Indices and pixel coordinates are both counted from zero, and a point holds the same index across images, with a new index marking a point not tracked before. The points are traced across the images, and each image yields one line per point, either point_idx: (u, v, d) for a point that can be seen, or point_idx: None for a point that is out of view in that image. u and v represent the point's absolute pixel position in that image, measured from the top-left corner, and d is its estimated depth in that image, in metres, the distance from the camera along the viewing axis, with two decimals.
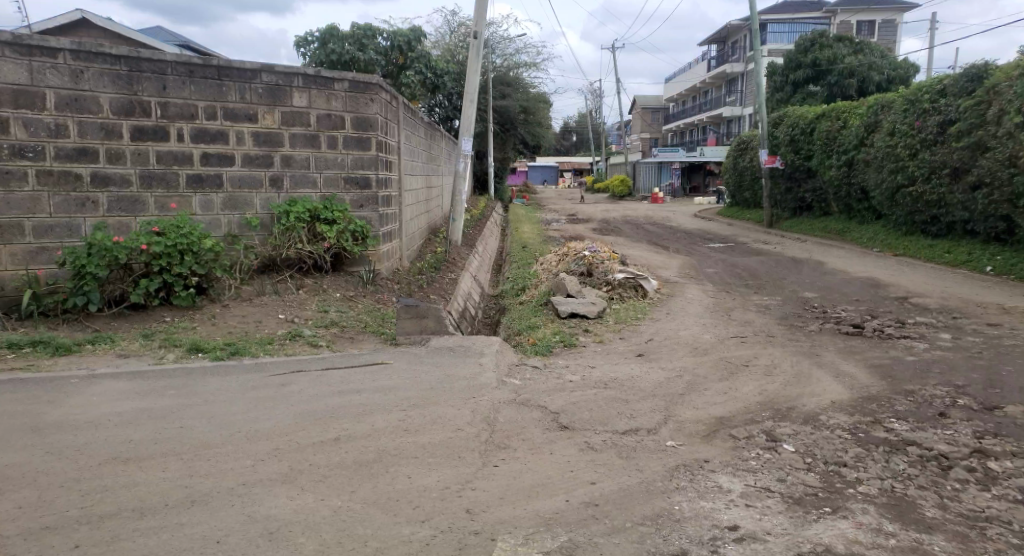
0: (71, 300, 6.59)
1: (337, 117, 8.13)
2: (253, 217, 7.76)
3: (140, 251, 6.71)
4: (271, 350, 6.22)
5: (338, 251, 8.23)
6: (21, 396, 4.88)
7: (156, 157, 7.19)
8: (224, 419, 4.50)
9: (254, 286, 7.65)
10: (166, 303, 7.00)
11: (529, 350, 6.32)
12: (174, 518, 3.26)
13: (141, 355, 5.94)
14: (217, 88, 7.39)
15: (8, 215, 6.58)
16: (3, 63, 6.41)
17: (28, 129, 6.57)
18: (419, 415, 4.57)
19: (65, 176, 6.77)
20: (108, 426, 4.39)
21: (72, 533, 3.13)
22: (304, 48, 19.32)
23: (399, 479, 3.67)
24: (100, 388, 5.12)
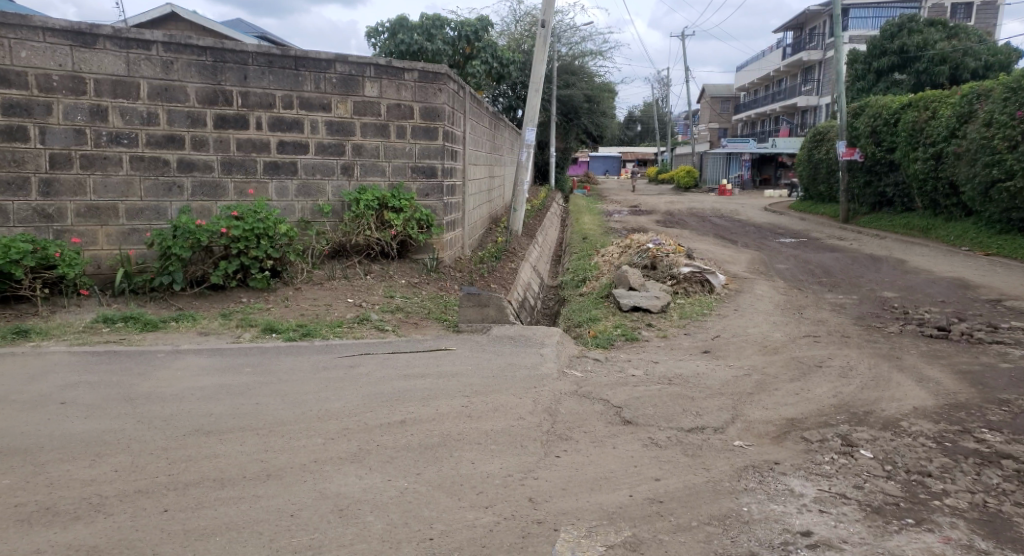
0: (158, 278, 6.92)
1: (407, 106, 8.25)
2: (324, 204, 7.98)
3: (220, 235, 6.97)
4: (340, 332, 6.39)
5: (403, 238, 8.37)
6: (116, 368, 5.16)
7: (236, 144, 7.45)
8: (298, 398, 4.66)
9: (325, 270, 7.89)
10: (243, 285, 7.27)
11: (589, 342, 6.29)
12: (252, 490, 3.40)
13: (220, 334, 6.19)
14: (295, 78, 7.60)
15: (105, 198, 6.94)
16: (103, 54, 6.74)
17: (124, 118, 6.91)
18: (482, 402, 4.62)
19: (155, 162, 7.10)
20: (191, 399, 4.60)
21: (162, 497, 3.30)
22: (374, 39, 19.64)
23: (462, 464, 3.72)
24: (184, 363, 5.37)
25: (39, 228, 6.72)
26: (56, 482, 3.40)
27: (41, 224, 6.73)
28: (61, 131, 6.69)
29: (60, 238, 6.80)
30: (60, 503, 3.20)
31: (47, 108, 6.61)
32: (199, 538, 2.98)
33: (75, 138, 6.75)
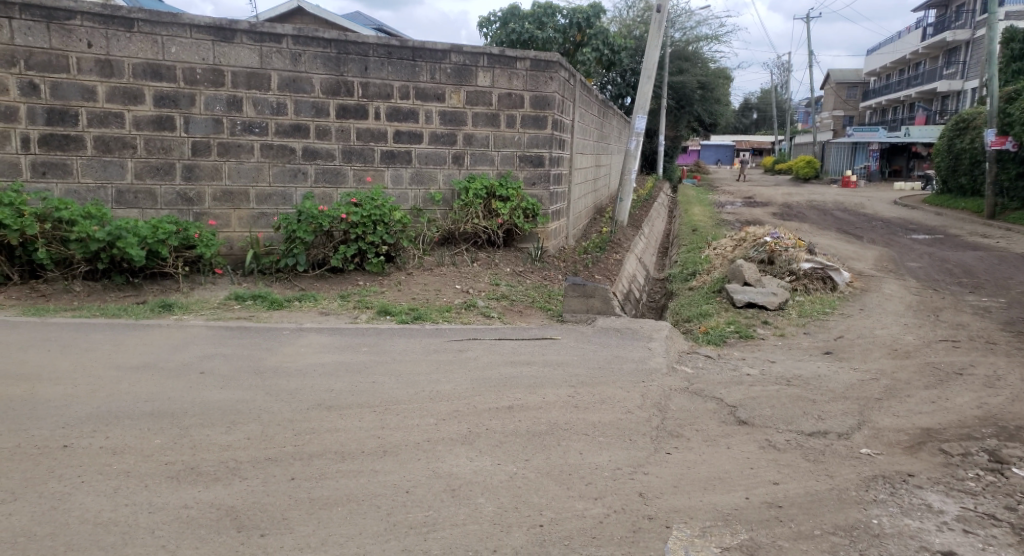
0: (284, 260, 7.35)
1: (518, 95, 8.31)
2: (436, 192, 8.19)
3: (340, 220, 7.31)
4: (449, 317, 6.55)
5: (510, 227, 8.47)
6: (246, 342, 5.55)
7: (356, 134, 7.76)
8: (411, 379, 4.83)
9: (434, 257, 8.11)
10: (360, 268, 7.61)
11: (701, 339, 6.11)
12: (370, 465, 3.55)
13: (339, 314, 6.50)
14: (412, 68, 7.82)
15: (238, 183, 7.42)
16: (239, 48, 7.18)
17: (257, 108, 7.35)
18: (589, 393, 4.60)
19: (283, 150, 7.52)
20: (313, 375, 4.87)
21: (289, 466, 3.51)
22: (486, 29, 19.89)
23: (570, 453, 3.72)
24: (307, 340, 5.70)
25: (182, 211, 7.28)
26: (199, 445, 3.70)
27: (184, 207, 7.28)
28: (202, 120, 7.19)
29: (199, 220, 7.34)
30: (202, 464, 3.48)
31: (190, 99, 7.11)
32: (324, 506, 3.15)
33: (214, 127, 7.24)
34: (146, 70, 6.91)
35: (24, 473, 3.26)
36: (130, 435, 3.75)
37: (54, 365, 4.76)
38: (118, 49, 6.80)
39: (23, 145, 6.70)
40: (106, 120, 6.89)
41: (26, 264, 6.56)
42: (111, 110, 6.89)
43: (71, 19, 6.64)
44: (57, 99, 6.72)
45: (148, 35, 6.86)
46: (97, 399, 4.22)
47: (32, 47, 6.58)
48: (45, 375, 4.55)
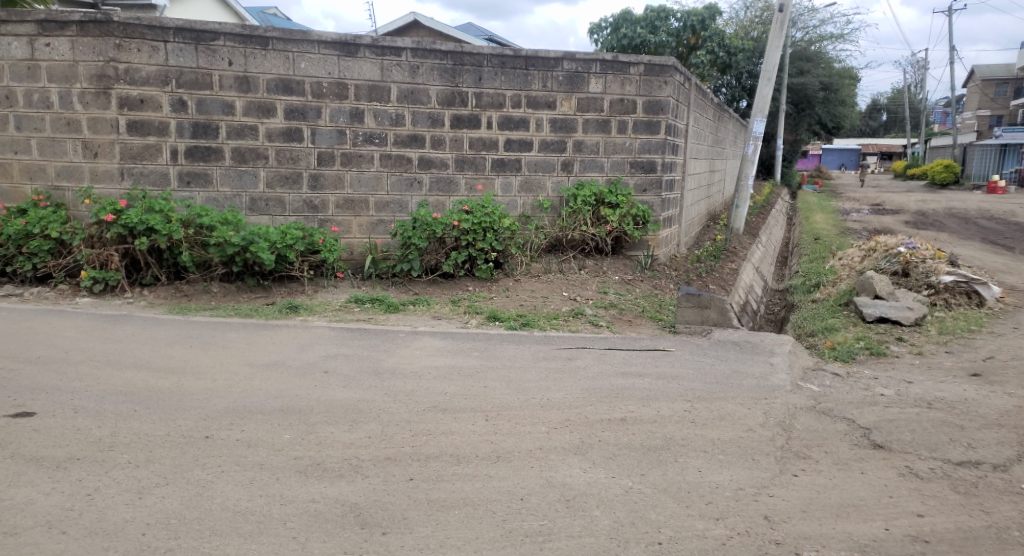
0: (399, 266, 7.60)
1: (630, 101, 8.21)
2: (544, 199, 8.22)
3: (452, 227, 7.49)
4: (558, 324, 6.53)
5: (619, 234, 8.37)
6: (364, 344, 5.76)
7: (469, 143, 7.92)
8: (521, 385, 4.83)
9: (542, 264, 8.13)
10: (470, 274, 7.75)
11: (827, 354, 5.75)
12: (485, 470, 3.58)
13: (450, 318, 6.63)
14: (524, 77, 7.90)
15: (358, 191, 7.75)
16: (363, 62, 7.50)
17: (377, 119, 7.65)
18: (706, 408, 4.43)
19: (400, 159, 7.78)
20: (428, 377, 4.99)
21: (408, 466, 3.60)
22: (596, 35, 19.81)
23: (689, 470, 3.58)
24: (421, 343, 5.85)
25: (308, 218, 7.68)
26: (324, 441, 3.87)
27: (309, 214, 7.68)
28: (327, 132, 7.56)
29: (322, 226, 7.71)
30: (327, 460, 3.63)
31: (317, 111, 7.48)
32: (441, 509, 3.19)
33: (337, 138, 7.60)
34: (278, 85, 7.33)
35: (173, 460, 3.52)
36: (263, 429, 3.98)
37: (196, 360, 5.13)
38: (254, 66, 7.25)
39: (171, 157, 7.25)
40: (242, 132, 7.36)
41: (171, 266, 7.11)
42: (247, 123, 7.35)
43: (216, 40, 7.11)
44: (202, 114, 7.24)
45: (281, 52, 7.27)
46: (234, 394, 4.50)
47: (182, 66, 7.09)
48: (188, 370, 4.91)
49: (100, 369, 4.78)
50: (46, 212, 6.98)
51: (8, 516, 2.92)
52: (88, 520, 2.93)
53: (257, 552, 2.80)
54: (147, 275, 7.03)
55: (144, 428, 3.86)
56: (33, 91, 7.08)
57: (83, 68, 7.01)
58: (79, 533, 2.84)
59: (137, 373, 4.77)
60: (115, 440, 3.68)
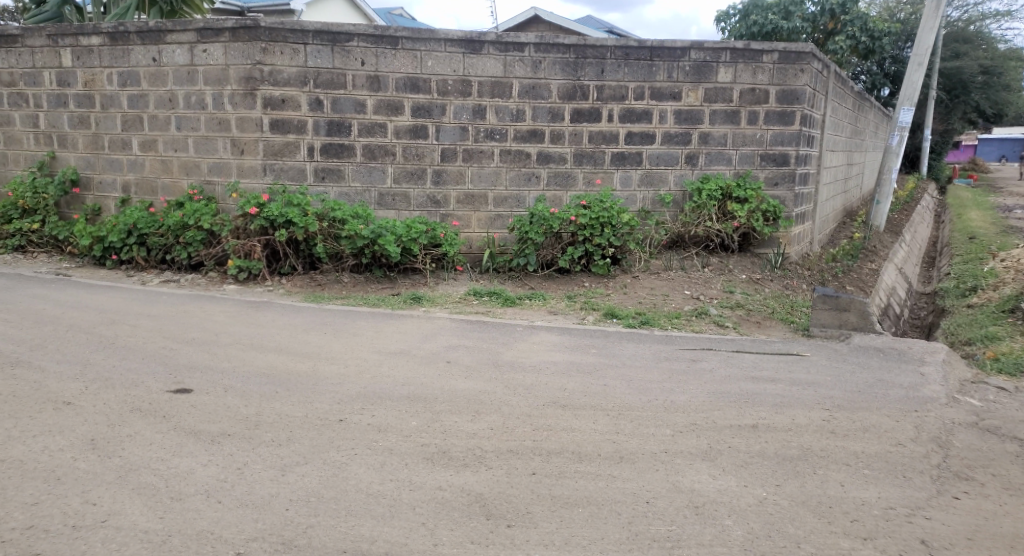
0: (516, 260, 7.65)
1: (762, 90, 7.82)
2: (666, 194, 7.99)
3: (569, 222, 7.46)
4: (679, 323, 6.32)
5: (746, 231, 8.00)
6: (483, 336, 5.83)
7: (588, 137, 7.83)
8: (643, 385, 4.71)
9: (662, 261, 7.92)
10: (587, 270, 7.67)
11: (988, 366, 5.20)
12: (608, 469, 3.51)
13: (567, 314, 6.59)
14: (649, 69, 7.71)
15: (478, 186, 7.86)
16: (486, 58, 7.58)
17: (498, 115, 7.72)
18: (847, 419, 4.12)
19: (520, 154, 7.82)
20: (547, 372, 4.97)
21: (530, 461, 3.59)
22: (724, 23, 19.09)
23: (830, 484, 3.34)
24: (539, 337, 5.85)
25: (430, 212, 7.88)
26: (449, 430, 3.94)
27: (432, 209, 7.87)
28: (451, 129, 7.71)
29: (443, 221, 7.89)
30: (453, 449, 3.70)
31: (442, 108, 7.65)
32: (565, 506, 3.16)
33: (460, 135, 7.74)
34: (406, 83, 7.55)
35: (311, 440, 3.71)
36: (391, 415, 4.11)
37: (330, 347, 5.40)
38: (385, 65, 7.50)
39: (308, 154, 7.61)
40: (372, 130, 7.64)
41: (307, 257, 7.52)
42: (377, 120, 7.63)
43: (350, 41, 7.41)
44: (336, 113, 7.56)
45: (410, 51, 7.49)
46: (364, 380, 4.68)
47: (320, 67, 7.42)
48: (322, 355, 5.18)
49: (245, 351, 5.14)
50: (200, 205, 7.57)
51: (173, 483, 3.17)
52: (239, 492, 3.14)
53: (390, 534, 2.89)
54: (286, 265, 7.47)
55: (285, 409, 4.10)
56: (191, 94, 7.70)
57: (234, 71, 7.47)
58: (232, 503, 3.04)
59: (277, 356, 5.08)
60: (261, 419, 3.93)
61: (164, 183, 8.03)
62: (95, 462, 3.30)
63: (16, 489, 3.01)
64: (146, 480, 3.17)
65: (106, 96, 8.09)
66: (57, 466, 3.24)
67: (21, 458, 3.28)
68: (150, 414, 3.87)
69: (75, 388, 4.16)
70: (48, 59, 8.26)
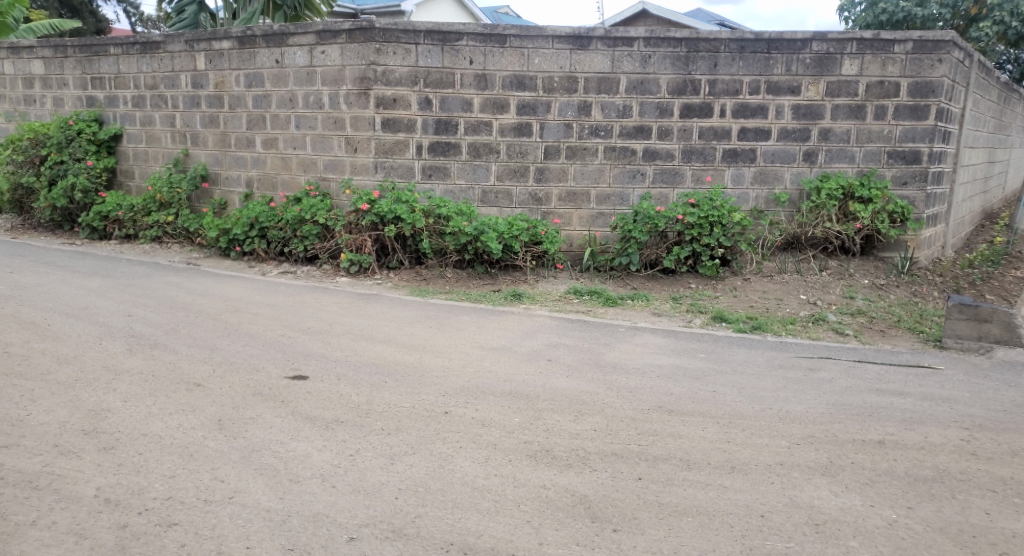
0: (618, 259, 7.52)
1: (892, 83, 7.32)
2: (782, 192, 7.61)
3: (676, 221, 7.25)
4: (794, 329, 6.01)
5: (870, 233, 7.51)
6: (586, 336, 5.77)
7: (698, 132, 7.58)
8: (755, 393, 4.49)
9: (775, 263, 7.56)
10: (693, 271, 7.43)
11: None
12: (719, 479, 3.36)
13: (671, 316, 6.41)
14: (765, 62, 7.38)
15: (581, 183, 7.78)
16: (594, 54, 7.49)
17: (604, 111, 7.61)
18: (989, 440, 3.76)
19: (625, 151, 7.68)
20: (652, 376, 4.84)
21: (636, 465, 3.51)
22: (849, 12, 17.98)
23: (971, 511, 3.06)
24: (643, 339, 5.72)
25: (533, 210, 7.88)
26: (551, 429, 3.91)
27: (534, 207, 7.87)
28: (555, 126, 7.68)
29: (545, 218, 7.86)
30: (556, 448, 3.67)
31: (546, 106, 7.63)
32: (673, 514, 3.06)
33: (564, 132, 7.69)
34: (513, 81, 7.58)
35: (419, 431, 3.78)
36: (495, 410, 4.13)
37: (435, 340, 5.50)
38: (493, 63, 7.56)
39: (416, 152, 7.79)
40: (478, 128, 7.72)
41: (413, 252, 7.71)
42: (483, 119, 7.70)
43: (460, 40, 7.52)
44: (444, 111, 7.69)
45: (517, 49, 7.52)
46: (467, 374, 4.74)
47: (430, 66, 7.59)
48: (428, 348, 5.28)
49: (356, 342, 5.31)
50: (316, 201, 7.92)
51: (292, 465, 3.32)
52: (352, 478, 3.24)
53: (496, 530, 2.89)
54: (393, 259, 7.69)
55: (394, 399, 4.20)
56: (309, 94, 8.06)
57: (349, 71, 7.75)
58: (345, 488, 3.14)
59: (385, 347, 5.23)
60: (371, 408, 4.05)
61: (284, 179, 8.46)
62: (223, 441, 3.50)
63: (156, 462, 3.24)
64: (268, 461, 3.34)
65: (234, 97, 8.61)
66: (189, 443, 3.46)
67: (158, 433, 3.53)
68: (270, 399, 4.08)
69: (205, 370, 4.44)
70: (184, 63, 8.88)
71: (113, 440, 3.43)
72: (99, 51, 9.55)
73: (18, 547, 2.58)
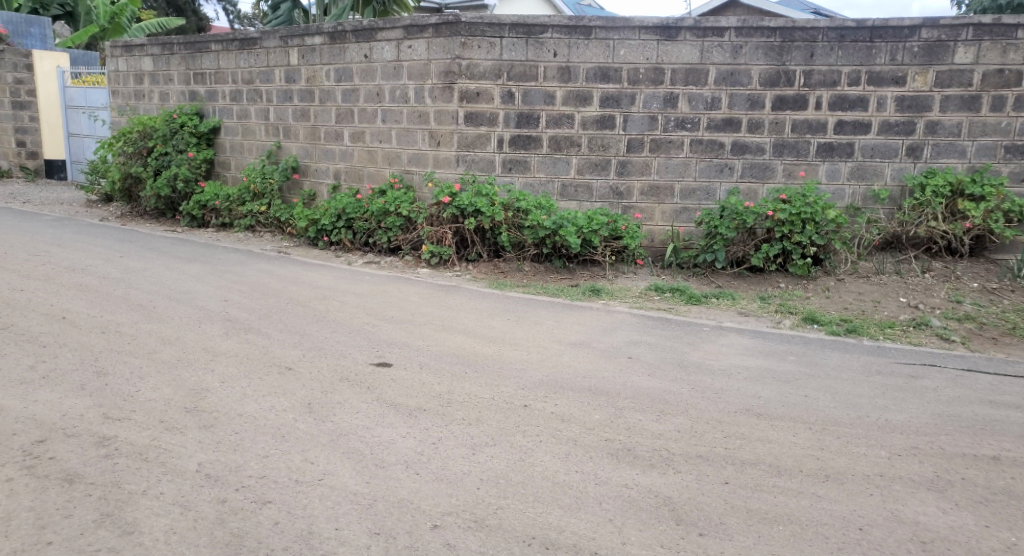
0: (702, 256, 7.32)
1: (1013, 72, 6.84)
2: (881, 189, 7.23)
3: (765, 217, 7.00)
4: (892, 334, 5.68)
5: (981, 233, 7.00)
6: (668, 334, 5.64)
7: (791, 125, 7.27)
8: (850, 400, 4.26)
9: (872, 263, 7.18)
10: (782, 270, 7.14)
11: None
12: (812, 488, 3.21)
13: (758, 316, 6.18)
14: (867, 51, 7.00)
15: (665, 177, 7.60)
16: (682, 45, 7.30)
17: (691, 104, 7.41)
18: None
19: (712, 145, 7.45)
20: (738, 378, 4.68)
21: (723, 469, 3.39)
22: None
23: None
24: (728, 339, 5.54)
25: (613, 204, 7.75)
26: (633, 428, 3.84)
27: (615, 201, 7.74)
28: (639, 118, 7.53)
29: (626, 213, 7.73)
30: (638, 447, 3.60)
31: (631, 98, 7.49)
32: (763, 521, 2.94)
33: (649, 124, 7.53)
34: (597, 73, 7.48)
35: (499, 423, 3.79)
36: (574, 406, 4.09)
37: (514, 333, 5.50)
38: (577, 55, 7.48)
39: (498, 145, 7.79)
40: (560, 121, 7.65)
41: (492, 245, 7.74)
42: (565, 112, 7.63)
43: (545, 33, 7.48)
44: (526, 104, 7.67)
45: (602, 40, 7.41)
46: (546, 368, 4.71)
47: (514, 60, 7.58)
48: (508, 341, 5.29)
49: (437, 332, 5.38)
50: (400, 193, 8.06)
51: (377, 451, 3.38)
52: (434, 466, 3.27)
53: (578, 526, 2.86)
54: (473, 252, 7.73)
55: (474, 390, 4.23)
56: (396, 88, 8.20)
57: (434, 65, 7.82)
58: (428, 476, 3.18)
59: (465, 339, 5.28)
60: (452, 397, 4.08)
61: (369, 171, 8.66)
62: (312, 425, 3.61)
63: (251, 442, 3.38)
64: (355, 445, 3.42)
65: (324, 91, 8.87)
66: (282, 424, 3.59)
67: (253, 414, 3.68)
68: (356, 384, 4.18)
69: (295, 355, 4.60)
70: (279, 58, 9.22)
71: (213, 418, 3.59)
72: (200, 48, 10.03)
73: (130, 514, 2.73)
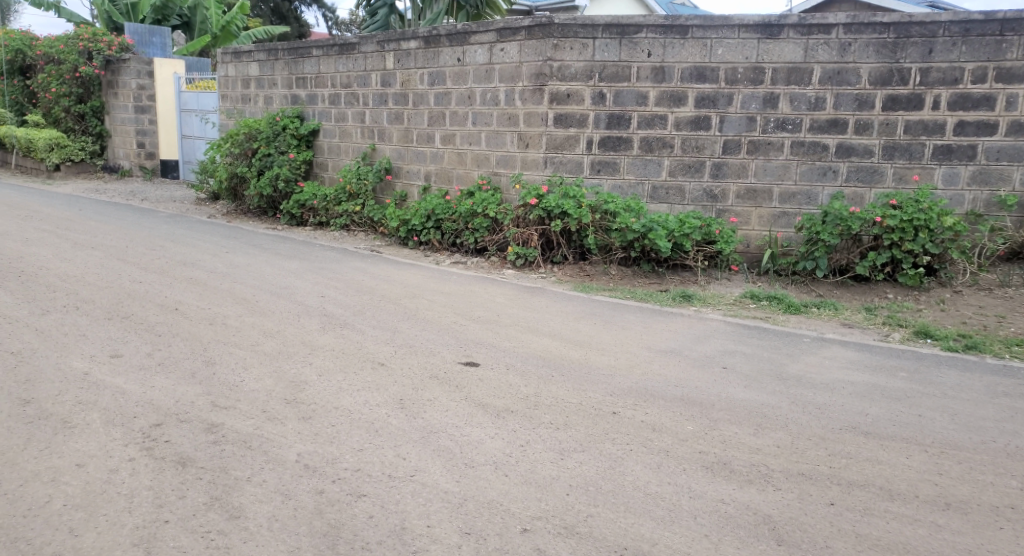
0: (801, 263, 6.99)
1: None
2: (1008, 195, 6.69)
3: (873, 223, 6.64)
4: (1019, 352, 5.22)
5: None
6: (766, 344, 5.40)
7: (904, 127, 6.83)
8: (971, 423, 3.93)
9: (994, 275, 6.66)
10: (890, 280, 6.73)
11: None
12: (930, 516, 2.97)
13: (864, 328, 5.83)
14: (996, 45, 6.52)
15: (763, 180, 7.30)
16: (785, 43, 7.00)
17: (793, 104, 7.08)
18: None
19: (815, 147, 7.09)
20: (842, 393, 4.41)
21: (828, 489, 3.19)
22: None
23: None
24: (830, 352, 5.24)
25: (706, 208, 7.51)
26: (728, 441, 3.67)
27: (709, 204, 7.50)
28: (737, 119, 7.26)
29: (720, 216, 7.46)
30: (735, 461, 3.44)
31: (728, 98, 7.24)
32: (875, 549, 2.73)
33: (747, 125, 7.25)
34: (693, 73, 7.28)
35: (586, 429, 3.71)
36: (666, 415, 3.96)
37: (601, 337, 5.41)
38: (672, 55, 7.30)
39: (587, 147, 7.70)
40: (652, 122, 7.48)
41: (579, 247, 7.67)
42: (658, 112, 7.46)
43: (639, 33, 7.34)
44: (618, 106, 7.55)
45: (700, 40, 7.20)
46: (635, 375, 4.60)
47: (606, 60, 7.48)
48: (596, 345, 5.20)
49: (524, 334, 5.35)
50: (487, 194, 8.09)
51: (467, 450, 3.38)
52: (524, 468, 3.24)
53: (672, 540, 2.75)
54: (559, 254, 7.69)
55: (562, 394, 4.17)
56: (487, 91, 8.25)
57: (525, 67, 7.81)
58: (517, 479, 3.15)
59: (553, 341, 5.23)
60: (540, 400, 4.05)
61: (459, 173, 8.76)
62: (403, 421, 3.65)
63: (346, 435, 3.45)
64: (444, 443, 3.43)
65: (418, 94, 9.05)
66: (375, 419, 3.64)
67: (348, 408, 3.76)
68: (445, 382, 4.21)
69: (387, 351, 4.67)
70: (376, 62, 9.48)
71: (311, 410, 3.70)
72: (303, 53, 10.45)
73: (236, 499, 2.83)
